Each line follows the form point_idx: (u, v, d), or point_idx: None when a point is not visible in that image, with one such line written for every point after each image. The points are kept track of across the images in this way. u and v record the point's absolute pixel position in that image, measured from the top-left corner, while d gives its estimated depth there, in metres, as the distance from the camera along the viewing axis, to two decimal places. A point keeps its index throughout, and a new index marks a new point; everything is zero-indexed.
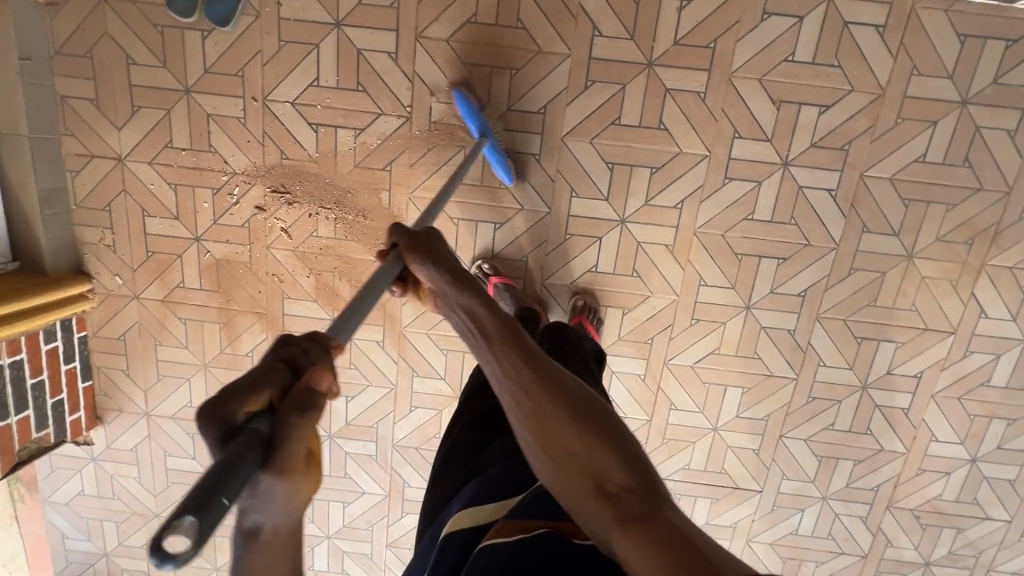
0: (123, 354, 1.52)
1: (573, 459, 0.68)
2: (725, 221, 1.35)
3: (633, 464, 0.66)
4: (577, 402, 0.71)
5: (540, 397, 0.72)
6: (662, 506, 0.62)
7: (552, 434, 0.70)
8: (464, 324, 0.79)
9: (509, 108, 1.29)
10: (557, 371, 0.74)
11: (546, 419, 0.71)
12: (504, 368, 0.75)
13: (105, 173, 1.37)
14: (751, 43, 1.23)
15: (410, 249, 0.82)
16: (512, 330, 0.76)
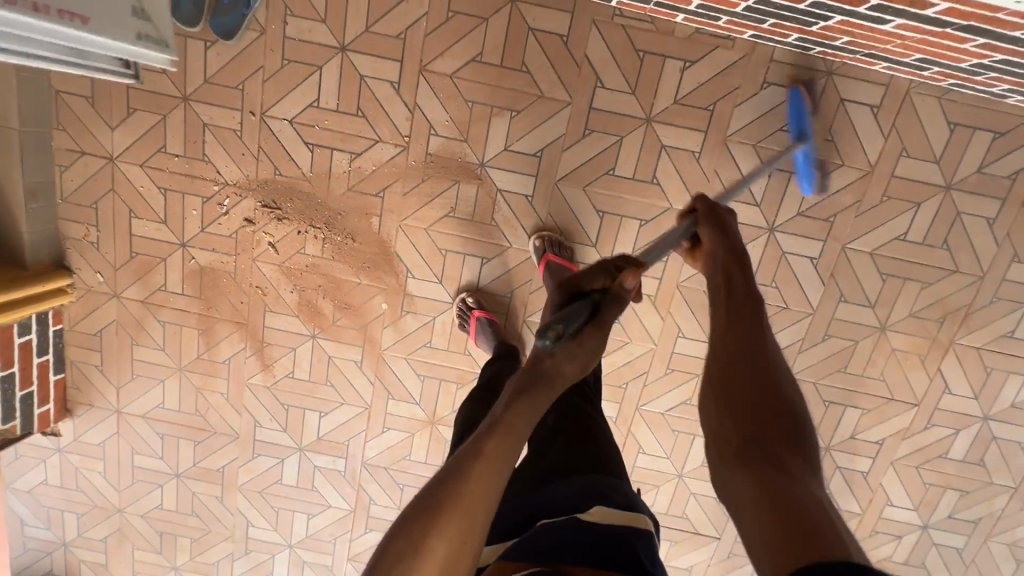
0: (98, 350, 1.52)
1: (730, 407, 0.67)
2: (707, 278, 1.38)
3: (793, 435, 0.63)
4: (765, 371, 0.69)
5: (729, 349, 0.73)
6: (810, 481, 0.59)
7: (726, 375, 0.70)
8: (716, 274, 0.85)
9: (506, 148, 1.30)
10: (761, 334, 0.75)
11: (723, 362, 0.71)
12: (718, 320, 0.78)
13: (96, 171, 1.36)
14: (748, 109, 1.25)
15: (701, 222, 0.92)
16: (748, 301, 0.79)
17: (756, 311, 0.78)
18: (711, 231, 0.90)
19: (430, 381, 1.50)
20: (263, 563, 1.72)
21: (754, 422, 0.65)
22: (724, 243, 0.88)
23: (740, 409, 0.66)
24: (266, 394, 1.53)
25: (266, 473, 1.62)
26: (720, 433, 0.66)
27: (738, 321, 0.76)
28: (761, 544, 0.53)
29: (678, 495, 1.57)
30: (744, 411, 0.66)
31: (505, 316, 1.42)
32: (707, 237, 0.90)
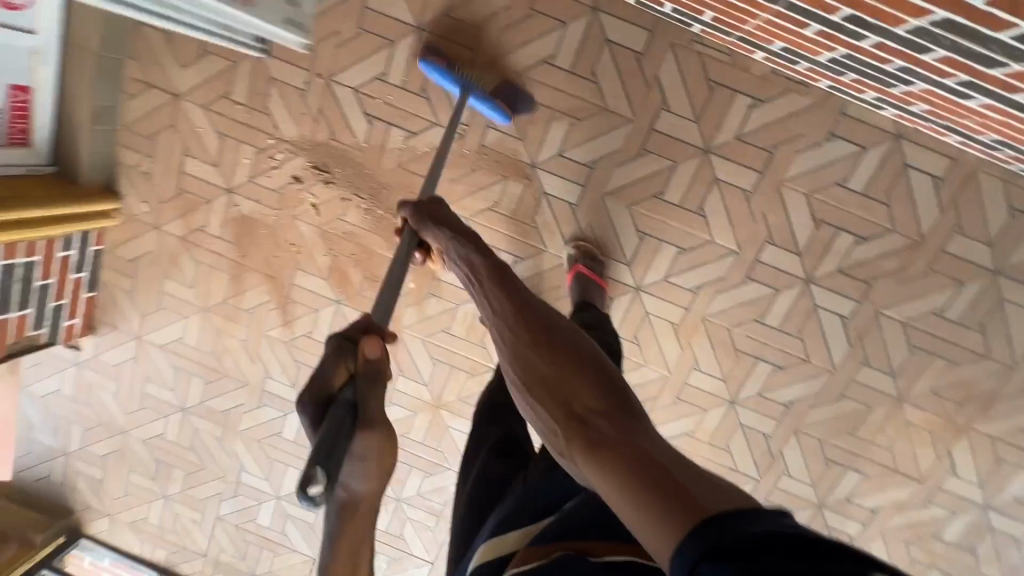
0: (131, 277, 1.56)
1: (546, 388, 0.64)
2: (735, 317, 1.37)
3: (607, 389, 0.61)
4: (582, 360, 0.66)
5: (534, 353, 0.69)
6: (635, 425, 0.57)
7: (527, 366, 0.67)
8: (465, 273, 0.89)
9: (560, 154, 1.30)
10: (537, 309, 0.74)
11: (518, 354, 0.70)
12: (498, 313, 0.77)
13: (160, 105, 1.39)
14: (810, 158, 1.24)
15: (419, 220, 1.00)
16: (507, 285, 0.80)
17: (523, 293, 0.78)
18: (426, 223, 0.99)
19: (442, 366, 1.52)
20: (250, 509, 1.77)
21: (559, 389, 0.63)
22: (453, 232, 0.95)
23: (552, 389, 0.64)
24: (281, 348, 1.56)
25: (267, 424, 1.66)
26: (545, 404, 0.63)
27: (517, 306, 0.75)
28: (618, 508, 0.49)
29: None
30: (552, 393, 0.63)
31: None
32: (434, 236, 0.98)
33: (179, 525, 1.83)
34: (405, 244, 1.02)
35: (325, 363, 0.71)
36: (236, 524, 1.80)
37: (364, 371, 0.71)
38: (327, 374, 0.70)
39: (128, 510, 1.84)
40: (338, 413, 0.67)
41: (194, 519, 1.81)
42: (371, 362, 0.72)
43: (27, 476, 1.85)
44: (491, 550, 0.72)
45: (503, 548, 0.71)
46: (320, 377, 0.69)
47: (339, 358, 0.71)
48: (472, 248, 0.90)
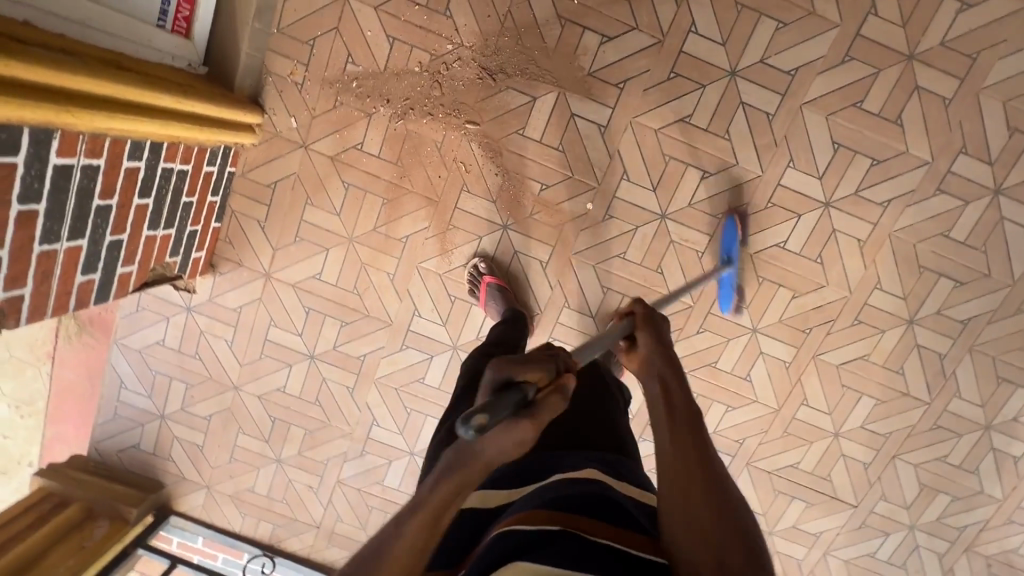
0: (267, 204, 1.41)
1: (706, 542, 0.58)
2: (920, 232, 1.37)
3: (760, 561, 0.57)
4: (725, 508, 0.61)
5: (695, 470, 0.64)
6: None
7: (687, 504, 0.62)
8: (653, 392, 0.76)
9: (762, 61, 1.27)
10: (711, 451, 0.67)
11: (681, 487, 0.63)
12: (662, 437, 0.69)
13: (325, 5, 1.27)
14: (1009, 64, 1.25)
15: (645, 317, 0.85)
16: (690, 419, 0.70)
17: (699, 427, 0.70)
18: (651, 329, 0.83)
19: (613, 295, 1.44)
20: (376, 469, 1.61)
21: (718, 544, 0.58)
22: (665, 353, 0.80)
23: (706, 543, 0.58)
24: (435, 281, 1.44)
25: (409, 368, 1.52)
26: (704, 535, 0.59)
27: (693, 444, 0.67)
28: None
29: (827, 455, 1.55)
30: (709, 548, 0.58)
31: (653, 245, 1.40)
32: (644, 343, 0.82)
33: (291, 493, 1.65)
34: (614, 333, 0.81)
35: (523, 358, 0.56)
36: (358, 488, 1.63)
37: (550, 396, 0.56)
38: (527, 363, 0.56)
39: (230, 480, 1.65)
40: (514, 401, 0.52)
41: (309, 485, 1.64)
42: (561, 394, 0.56)
43: (109, 446, 1.63)
44: (478, 499, 0.66)
45: (491, 501, 0.65)
46: (514, 365, 0.55)
47: (543, 363, 0.56)
48: (667, 369, 0.78)
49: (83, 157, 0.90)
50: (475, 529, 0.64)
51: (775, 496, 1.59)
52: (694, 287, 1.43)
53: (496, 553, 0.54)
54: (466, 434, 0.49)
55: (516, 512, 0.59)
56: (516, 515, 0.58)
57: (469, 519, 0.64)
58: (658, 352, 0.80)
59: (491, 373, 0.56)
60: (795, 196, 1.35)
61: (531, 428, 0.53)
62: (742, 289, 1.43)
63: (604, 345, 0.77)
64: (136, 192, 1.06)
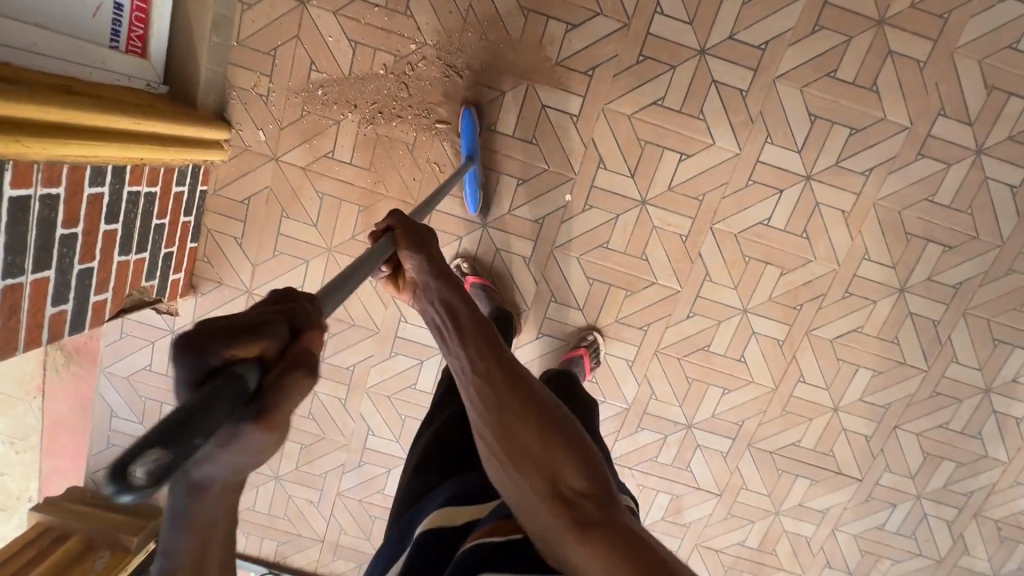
0: (242, 220, 1.39)
1: (533, 464, 0.57)
2: (905, 198, 1.35)
3: (585, 459, 0.57)
4: (552, 418, 0.59)
5: (505, 393, 0.61)
6: (609, 505, 0.55)
7: (504, 432, 0.59)
8: (435, 318, 0.69)
9: (732, 37, 1.25)
10: (511, 363, 0.64)
11: (495, 413, 0.60)
12: (467, 360, 0.64)
13: (283, 14, 1.25)
14: (981, 22, 1.24)
15: (404, 231, 0.73)
16: (479, 328, 0.66)
17: (494, 338, 0.66)
18: (411, 244, 0.72)
19: (599, 286, 1.42)
20: (375, 479, 1.59)
21: (553, 463, 0.56)
22: (441, 272, 0.71)
23: (534, 461, 0.57)
24: None
25: (399, 375, 1.50)
26: (534, 459, 0.57)
27: (498, 361, 0.63)
28: None
29: (828, 430, 1.53)
30: (537, 467, 0.57)
31: (635, 233, 1.38)
32: (416, 267, 0.72)
33: (292, 509, 1.63)
34: (375, 250, 0.69)
35: (228, 330, 0.37)
36: (359, 499, 1.61)
37: (290, 375, 0.39)
38: (237, 339, 0.37)
39: None
40: (231, 394, 0.35)
41: (310, 500, 1.62)
42: (304, 368, 0.40)
43: None
44: (443, 518, 0.64)
45: (457, 518, 0.63)
46: (214, 346, 0.36)
47: (265, 328, 0.39)
48: (449, 285, 0.70)
49: (43, 187, 0.88)
50: (441, 545, 0.61)
51: (778, 476, 1.58)
52: (681, 271, 1.41)
53: (469, 567, 0.54)
54: (113, 496, 0.28)
55: (488, 523, 0.59)
56: (488, 528, 0.58)
57: (435, 536, 0.62)
58: (432, 266, 0.72)
59: (179, 364, 0.35)
60: (775, 172, 1.33)
61: (263, 432, 0.38)
62: (729, 270, 1.41)
63: (367, 269, 0.65)
64: (103, 218, 1.04)
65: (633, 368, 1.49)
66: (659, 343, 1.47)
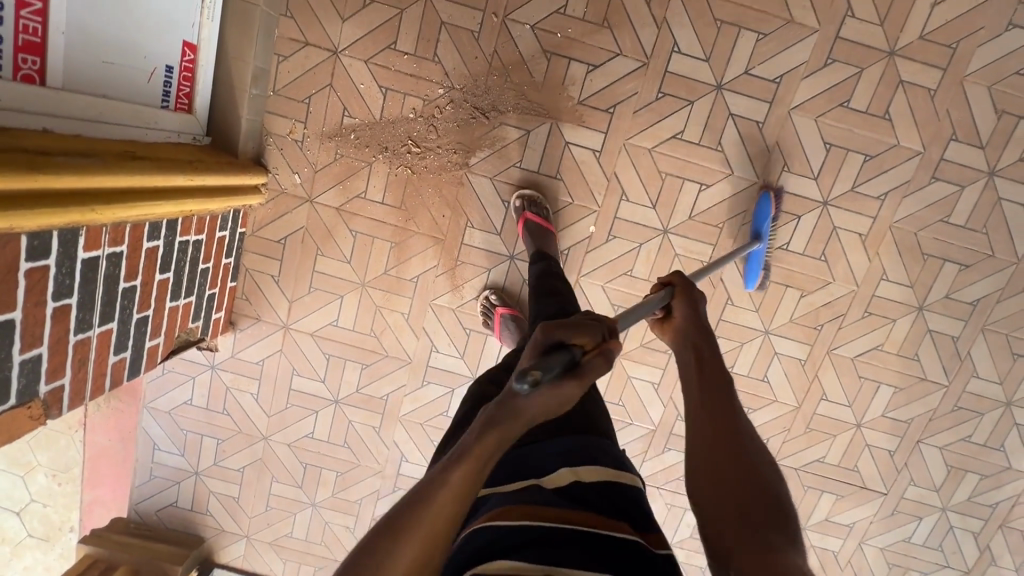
0: (279, 259, 1.45)
1: (726, 491, 0.64)
2: (921, 220, 1.38)
3: (769, 495, 0.63)
4: (745, 453, 0.68)
5: (718, 430, 0.70)
6: (790, 546, 0.58)
7: (706, 448, 0.69)
8: (686, 356, 0.82)
9: (747, 72, 1.30)
10: (736, 410, 0.73)
11: (696, 433, 0.71)
12: (694, 401, 0.75)
13: (316, 64, 1.31)
14: (990, 50, 1.27)
15: (682, 289, 0.88)
16: (701, 373, 0.78)
17: (727, 385, 0.77)
18: (688, 301, 0.87)
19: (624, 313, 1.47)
20: None
21: (744, 497, 0.63)
22: (700, 325, 0.85)
23: (730, 492, 0.64)
24: (449, 316, 1.47)
25: (431, 403, 1.55)
26: (733, 486, 0.64)
27: (719, 404, 0.74)
28: None
29: (852, 445, 1.56)
30: (732, 495, 0.64)
31: (657, 260, 1.42)
32: (680, 311, 0.87)
33: (328, 534, 1.68)
34: (651, 301, 0.85)
35: (562, 324, 0.61)
36: None
37: (595, 357, 0.60)
38: (569, 332, 0.60)
39: (268, 528, 1.68)
40: (563, 361, 0.56)
41: (345, 525, 1.66)
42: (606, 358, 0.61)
43: (149, 506, 1.67)
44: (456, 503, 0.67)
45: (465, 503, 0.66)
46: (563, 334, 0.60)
47: (586, 329, 0.61)
48: (697, 333, 0.84)
49: (107, 247, 0.94)
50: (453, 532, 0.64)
51: (804, 492, 1.61)
52: (703, 295, 1.45)
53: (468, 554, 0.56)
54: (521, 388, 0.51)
55: (488, 510, 0.61)
56: (492, 511, 0.60)
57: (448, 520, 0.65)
58: (692, 318, 0.86)
59: (541, 337, 0.60)
60: (792, 199, 1.38)
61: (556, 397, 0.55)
62: (751, 293, 1.45)
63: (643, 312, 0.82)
64: (158, 269, 1.10)
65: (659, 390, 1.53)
66: None
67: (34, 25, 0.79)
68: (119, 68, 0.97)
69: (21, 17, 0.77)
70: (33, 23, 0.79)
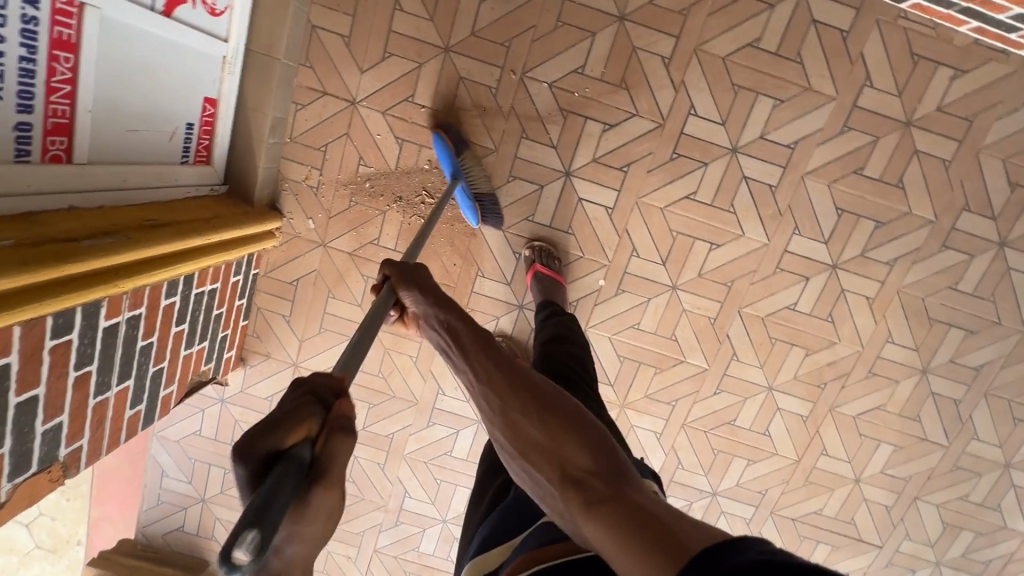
0: (291, 300, 1.47)
1: (540, 453, 0.62)
2: (929, 286, 1.39)
3: (590, 442, 0.60)
4: (553, 403, 0.65)
5: (507, 393, 0.68)
6: (622, 483, 0.56)
7: (516, 430, 0.65)
8: (438, 339, 0.80)
9: (762, 136, 1.30)
10: (518, 368, 0.71)
11: (506, 414, 0.67)
12: (477, 375, 0.72)
13: (334, 113, 1.32)
14: (1006, 124, 1.27)
15: (398, 278, 0.84)
16: (484, 346, 0.75)
17: (501, 352, 0.74)
18: (407, 284, 0.83)
19: (629, 363, 1.48)
20: (411, 537, 1.66)
21: (561, 453, 0.60)
22: (435, 300, 0.81)
23: (546, 454, 0.61)
24: None
25: (436, 444, 1.57)
26: (538, 447, 0.62)
27: (500, 368, 0.71)
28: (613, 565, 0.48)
29: (850, 499, 1.58)
30: (546, 456, 0.61)
31: (665, 315, 1.44)
32: (411, 300, 0.83)
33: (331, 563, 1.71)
34: (378, 303, 0.81)
35: (273, 421, 0.47)
36: (394, 556, 1.68)
37: (329, 442, 0.49)
38: (280, 430, 0.47)
39: None
40: (291, 471, 0.44)
41: (348, 556, 1.69)
42: (343, 429, 0.50)
43: (156, 529, 1.71)
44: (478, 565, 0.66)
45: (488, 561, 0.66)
46: (269, 441, 0.46)
47: (302, 415, 0.49)
48: (452, 312, 0.80)
49: (127, 311, 0.96)
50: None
51: (800, 542, 1.63)
52: (708, 349, 1.46)
53: None
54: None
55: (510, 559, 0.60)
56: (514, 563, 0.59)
57: None
58: (427, 302, 0.82)
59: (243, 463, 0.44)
60: (802, 261, 1.39)
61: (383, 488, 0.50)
62: (756, 350, 1.46)
63: (376, 322, 0.76)
64: (174, 322, 1.12)
65: (661, 439, 1.55)
66: (686, 418, 1.52)
67: (64, 108, 0.80)
68: (142, 133, 0.98)
69: (51, 103, 0.78)
70: (63, 107, 0.80)
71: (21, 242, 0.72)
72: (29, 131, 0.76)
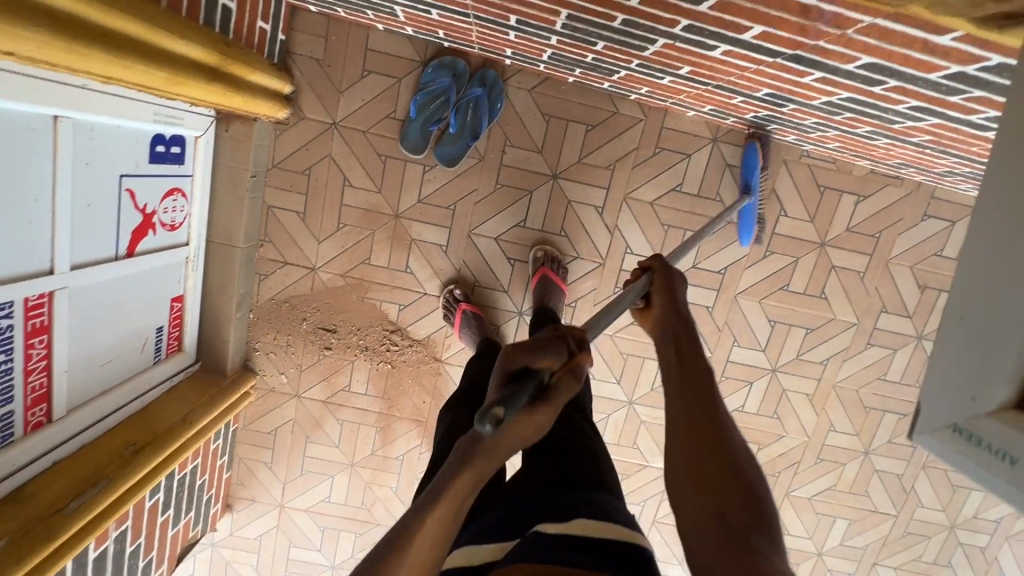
0: (270, 447, 1.53)
1: (711, 509, 0.55)
2: (861, 379, 1.52)
3: (752, 500, 0.55)
4: (735, 466, 0.58)
5: (701, 443, 0.60)
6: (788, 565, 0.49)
7: (690, 461, 0.59)
8: (666, 344, 0.72)
9: (694, 266, 1.42)
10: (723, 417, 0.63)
11: (687, 413, 0.63)
12: (672, 401, 0.65)
13: (296, 280, 1.40)
14: (908, 237, 1.41)
15: (664, 275, 0.80)
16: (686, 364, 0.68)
17: (710, 375, 0.67)
18: (666, 287, 0.78)
19: None
20: None
21: (731, 522, 0.53)
22: (669, 298, 0.77)
23: (710, 513, 0.55)
24: None
25: None
26: (715, 510, 0.55)
27: (697, 406, 0.63)
28: None
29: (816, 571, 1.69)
30: (718, 519, 0.54)
31: (625, 428, 1.54)
32: (657, 300, 0.79)
33: None
34: (633, 290, 0.76)
35: (533, 344, 0.54)
36: None
37: (562, 378, 0.53)
38: (535, 353, 0.53)
39: None
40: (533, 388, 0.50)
41: None
42: (574, 375, 0.54)
43: None
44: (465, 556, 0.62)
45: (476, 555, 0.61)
46: (521, 356, 0.53)
47: (552, 347, 0.54)
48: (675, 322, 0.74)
49: (113, 531, 1.02)
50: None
51: None
52: None
53: None
54: (485, 430, 0.44)
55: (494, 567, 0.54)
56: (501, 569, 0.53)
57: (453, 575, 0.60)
58: (668, 306, 0.76)
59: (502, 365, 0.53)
60: (744, 367, 1.50)
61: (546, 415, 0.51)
62: None
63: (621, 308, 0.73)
64: (160, 511, 1.19)
65: None
66: (657, 515, 1.62)
67: (42, 381, 0.87)
68: (116, 361, 1.05)
69: (29, 382, 0.84)
70: (41, 380, 0.86)
71: (14, 538, 0.80)
72: (11, 415, 0.82)
